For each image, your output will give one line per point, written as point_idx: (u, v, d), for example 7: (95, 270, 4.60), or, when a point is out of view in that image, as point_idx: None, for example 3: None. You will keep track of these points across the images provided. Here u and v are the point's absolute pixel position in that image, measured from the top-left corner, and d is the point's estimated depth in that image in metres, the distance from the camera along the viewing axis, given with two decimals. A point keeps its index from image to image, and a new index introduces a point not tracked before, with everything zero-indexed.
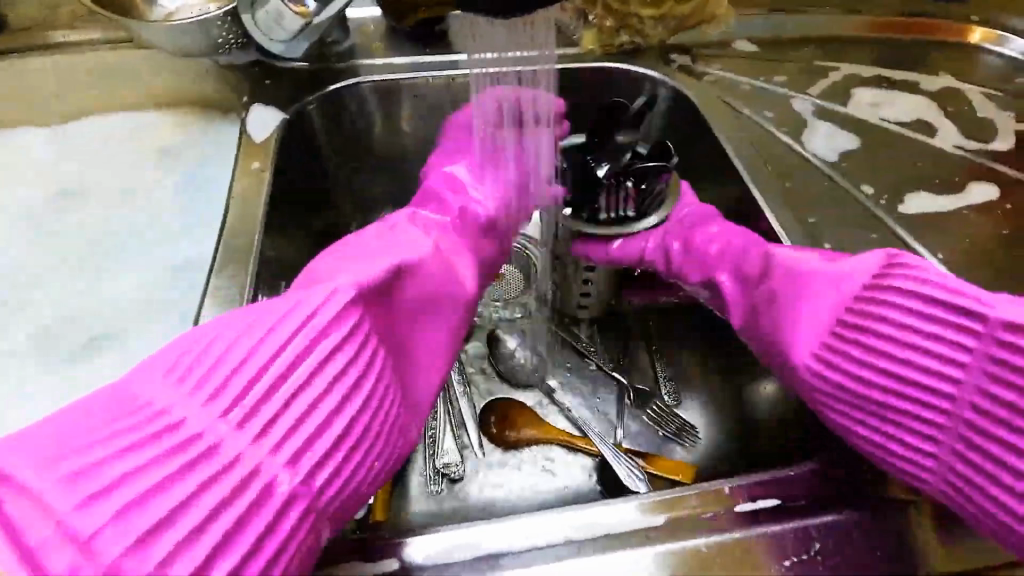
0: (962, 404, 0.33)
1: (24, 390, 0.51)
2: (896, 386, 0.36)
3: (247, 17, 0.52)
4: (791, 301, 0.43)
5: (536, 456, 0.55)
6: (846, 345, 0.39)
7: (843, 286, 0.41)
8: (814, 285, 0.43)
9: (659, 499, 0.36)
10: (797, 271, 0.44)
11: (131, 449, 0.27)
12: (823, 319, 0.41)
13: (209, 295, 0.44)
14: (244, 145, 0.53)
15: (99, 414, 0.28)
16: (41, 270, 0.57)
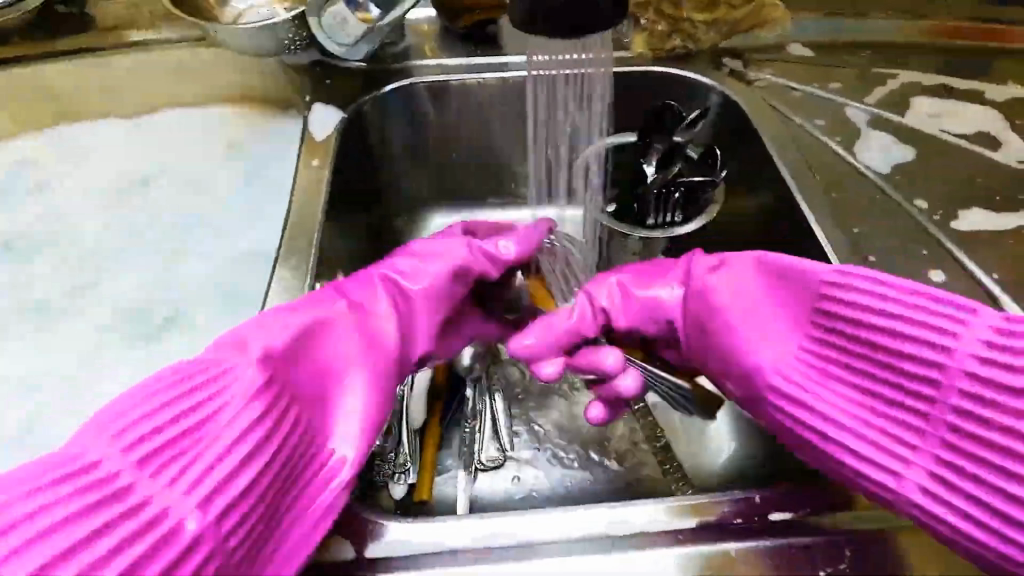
0: (930, 439, 0.32)
1: (96, 360, 0.56)
2: (864, 407, 0.35)
3: (314, 20, 0.55)
4: (716, 296, 0.42)
5: (573, 450, 0.54)
6: (818, 357, 0.38)
7: (784, 286, 0.40)
8: (747, 283, 0.41)
9: (689, 502, 0.37)
10: (745, 267, 0.42)
11: (177, 429, 0.31)
12: (796, 320, 0.39)
13: (272, 284, 0.48)
14: (306, 142, 0.56)
15: (138, 391, 0.32)
16: (118, 251, 0.63)
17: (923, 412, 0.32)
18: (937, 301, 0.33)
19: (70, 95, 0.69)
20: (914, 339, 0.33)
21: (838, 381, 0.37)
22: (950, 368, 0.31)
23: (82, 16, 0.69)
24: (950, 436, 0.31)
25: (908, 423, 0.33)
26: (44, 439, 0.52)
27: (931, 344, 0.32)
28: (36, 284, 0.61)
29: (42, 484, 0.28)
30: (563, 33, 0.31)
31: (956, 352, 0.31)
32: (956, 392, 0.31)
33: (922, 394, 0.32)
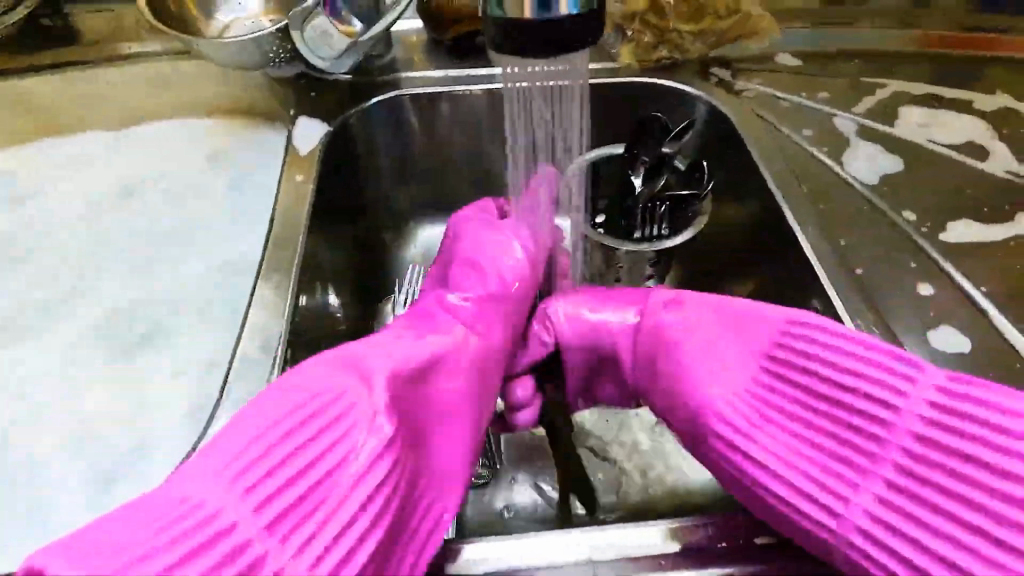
0: (864, 491, 0.33)
1: (75, 375, 0.55)
2: (809, 454, 0.36)
3: (297, 34, 0.54)
4: (667, 334, 0.46)
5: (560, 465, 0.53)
6: (761, 400, 0.39)
7: (743, 329, 0.43)
8: (700, 325, 0.45)
9: (675, 525, 0.37)
10: (705, 310, 0.45)
11: (292, 472, 0.31)
12: (744, 359, 0.41)
13: (253, 301, 0.47)
14: (290, 156, 0.56)
15: (250, 433, 0.32)
16: (100, 264, 0.62)
17: (863, 464, 0.34)
18: (891, 361, 0.35)
19: (52, 106, 0.68)
20: (865, 394, 0.35)
21: (779, 426, 0.37)
22: (896, 425, 0.33)
23: (67, 29, 0.69)
24: (884, 491, 0.32)
25: (845, 474, 0.34)
26: (18, 458, 0.50)
27: (883, 403, 0.34)
28: (16, 298, 0.60)
29: (166, 540, 0.26)
30: (541, 53, 0.30)
31: (903, 412, 0.33)
32: (899, 449, 0.33)
33: (866, 448, 0.34)
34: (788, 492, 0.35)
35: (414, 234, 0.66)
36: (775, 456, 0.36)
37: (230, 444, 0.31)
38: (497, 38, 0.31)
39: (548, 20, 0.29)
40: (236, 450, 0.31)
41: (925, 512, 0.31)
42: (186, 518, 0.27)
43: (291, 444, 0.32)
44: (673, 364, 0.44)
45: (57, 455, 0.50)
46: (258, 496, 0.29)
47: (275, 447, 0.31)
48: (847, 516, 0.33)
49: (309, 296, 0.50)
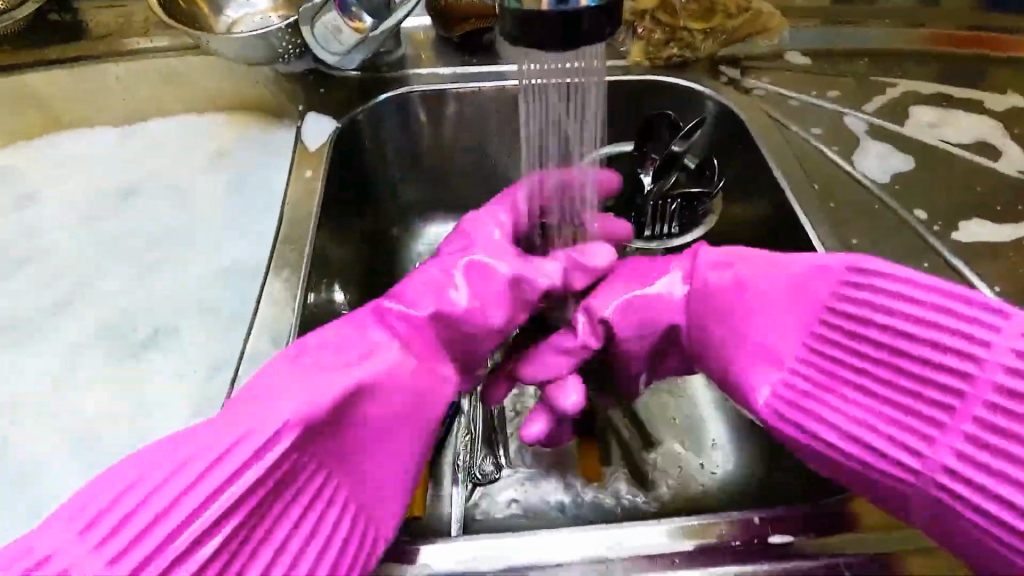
0: (944, 438, 0.31)
1: (79, 374, 0.55)
2: (880, 407, 0.34)
3: (306, 29, 0.54)
4: (714, 284, 0.42)
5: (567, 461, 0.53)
6: (824, 350, 0.36)
7: (801, 284, 0.38)
8: (748, 276, 0.41)
9: (687, 525, 0.36)
10: (753, 258, 0.42)
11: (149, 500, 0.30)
12: (798, 316, 0.38)
13: (261, 298, 0.47)
14: (299, 152, 0.56)
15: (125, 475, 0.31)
16: (105, 262, 0.62)
17: (944, 420, 0.31)
18: (960, 320, 0.32)
19: (56, 100, 0.68)
20: (945, 344, 0.32)
21: (844, 379, 0.35)
22: (979, 379, 0.30)
23: (72, 26, 0.69)
24: (970, 434, 0.30)
25: (920, 428, 0.32)
26: (19, 458, 0.50)
27: (969, 356, 0.31)
28: (20, 298, 0.60)
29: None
30: (557, 47, 0.30)
31: (987, 364, 0.30)
32: (982, 402, 0.30)
33: (947, 404, 0.31)
34: (841, 441, 0.34)
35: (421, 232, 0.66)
36: (837, 407, 0.35)
37: (107, 480, 0.31)
38: (513, 30, 0.30)
39: (565, 13, 0.29)
40: (111, 489, 0.30)
41: (1007, 454, 0.29)
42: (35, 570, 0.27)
43: (172, 482, 0.30)
44: (721, 314, 0.41)
45: (57, 455, 0.50)
46: (112, 547, 0.28)
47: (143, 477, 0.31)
48: (925, 468, 0.32)
49: (316, 293, 0.50)
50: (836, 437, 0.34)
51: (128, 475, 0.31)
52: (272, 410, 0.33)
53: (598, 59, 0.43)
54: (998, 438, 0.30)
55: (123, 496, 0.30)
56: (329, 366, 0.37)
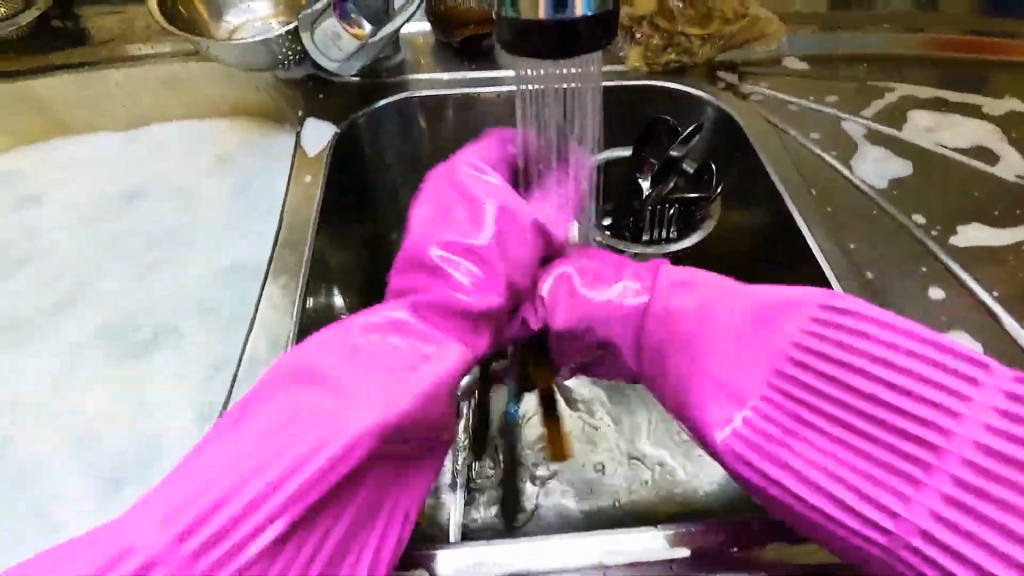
0: (917, 500, 0.31)
1: (79, 374, 0.55)
2: (848, 457, 0.33)
3: (306, 35, 0.54)
4: (676, 309, 0.43)
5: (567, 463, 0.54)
6: (794, 390, 0.36)
7: (773, 320, 0.39)
8: (714, 307, 0.42)
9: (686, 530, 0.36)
10: (721, 289, 0.43)
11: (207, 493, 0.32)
12: (765, 351, 0.38)
13: (262, 301, 0.47)
14: (299, 157, 0.56)
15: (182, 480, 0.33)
16: (105, 263, 0.62)
17: (918, 476, 0.31)
18: (932, 372, 0.33)
19: (57, 104, 0.68)
20: (918, 394, 0.33)
21: (812, 424, 0.35)
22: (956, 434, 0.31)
23: (76, 30, 0.69)
24: (950, 490, 0.30)
25: (889, 482, 0.32)
26: (20, 458, 0.50)
27: (938, 407, 0.32)
28: (20, 297, 0.61)
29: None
30: (553, 57, 0.30)
31: (963, 419, 0.31)
32: (956, 458, 0.31)
33: (921, 457, 0.31)
34: (807, 490, 0.33)
35: None
36: (807, 456, 0.34)
37: (195, 480, 0.33)
38: (509, 38, 0.31)
39: (562, 22, 0.29)
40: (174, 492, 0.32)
41: (989, 514, 0.29)
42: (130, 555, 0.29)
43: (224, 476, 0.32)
44: (688, 342, 0.41)
45: (57, 455, 0.50)
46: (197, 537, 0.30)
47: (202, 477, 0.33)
48: (898, 532, 0.31)
49: (316, 298, 0.50)
50: (797, 485, 0.33)
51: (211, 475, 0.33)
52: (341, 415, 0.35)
53: (596, 63, 0.44)
54: (977, 494, 0.29)
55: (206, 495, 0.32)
56: (379, 363, 0.39)
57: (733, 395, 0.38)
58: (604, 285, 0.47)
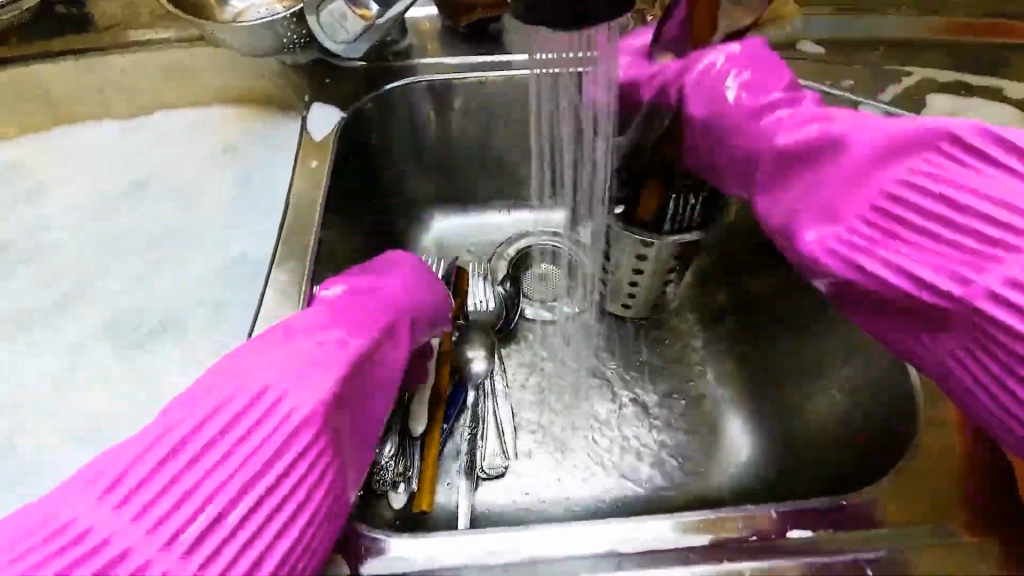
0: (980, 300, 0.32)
1: (79, 373, 0.56)
2: (913, 258, 0.35)
3: (312, 17, 0.52)
4: (800, 143, 0.41)
5: (574, 449, 0.57)
6: (888, 204, 0.37)
7: (898, 135, 0.37)
8: (839, 117, 0.41)
9: (700, 519, 0.36)
10: (849, 117, 0.40)
11: (156, 473, 0.32)
12: (876, 146, 0.37)
13: (267, 288, 0.47)
14: (306, 143, 0.55)
15: (130, 454, 0.33)
16: (107, 260, 0.62)
17: (954, 291, 0.33)
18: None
19: (61, 93, 0.67)
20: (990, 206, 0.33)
21: (901, 226, 0.36)
22: (1007, 258, 0.32)
23: (76, 18, 0.67)
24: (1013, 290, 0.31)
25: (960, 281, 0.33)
26: (19, 459, 0.52)
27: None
28: (20, 297, 0.60)
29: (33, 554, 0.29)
30: (565, 25, 0.29)
31: None
32: (999, 278, 0.32)
33: (965, 275, 0.33)
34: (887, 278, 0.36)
35: (428, 224, 0.69)
36: (890, 258, 0.36)
37: (105, 459, 0.33)
38: (521, 9, 0.30)
39: None
40: (119, 462, 0.33)
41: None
42: (59, 536, 0.30)
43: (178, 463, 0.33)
44: (803, 174, 0.41)
45: (59, 455, 0.52)
46: (132, 508, 0.31)
47: (153, 451, 0.33)
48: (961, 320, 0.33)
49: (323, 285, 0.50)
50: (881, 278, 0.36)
51: (120, 461, 0.33)
52: (263, 409, 0.36)
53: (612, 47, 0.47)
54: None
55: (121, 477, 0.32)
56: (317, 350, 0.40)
57: (833, 172, 0.39)
58: (750, 103, 0.44)
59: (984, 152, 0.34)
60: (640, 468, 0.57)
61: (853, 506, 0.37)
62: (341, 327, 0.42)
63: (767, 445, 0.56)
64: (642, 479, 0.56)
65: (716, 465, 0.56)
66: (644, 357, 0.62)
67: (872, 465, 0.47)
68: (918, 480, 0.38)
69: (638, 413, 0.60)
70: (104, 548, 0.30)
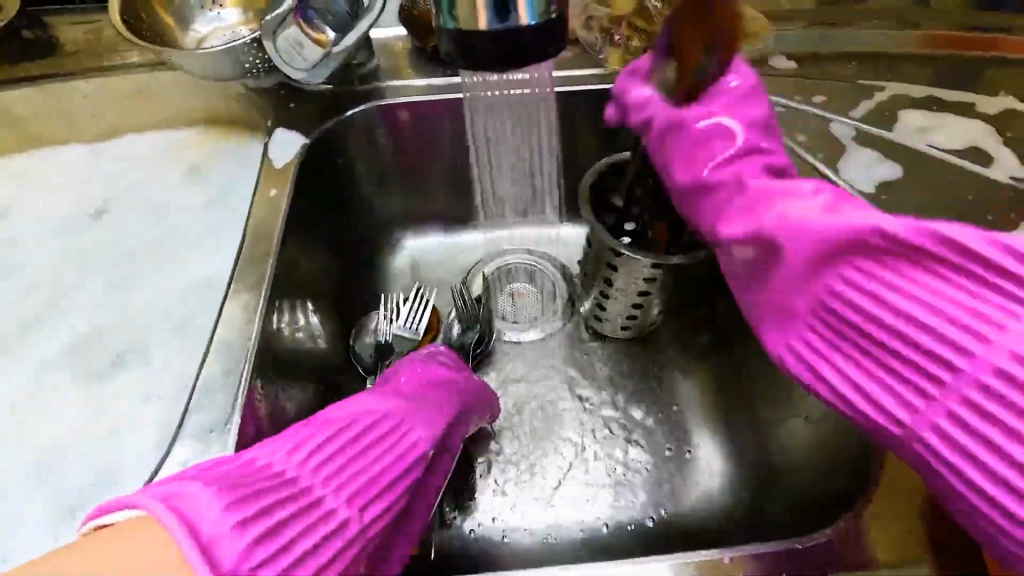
0: (936, 410, 0.30)
1: (48, 393, 0.54)
2: (873, 364, 0.32)
3: (269, 44, 0.50)
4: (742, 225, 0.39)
5: (546, 471, 0.56)
6: (833, 308, 0.34)
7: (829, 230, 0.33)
8: (772, 191, 0.38)
9: (671, 564, 0.37)
10: (793, 195, 0.37)
11: (330, 460, 0.36)
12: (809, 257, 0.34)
13: (220, 322, 0.46)
14: (266, 170, 0.54)
15: (303, 440, 0.37)
16: (70, 285, 0.60)
17: (930, 392, 0.30)
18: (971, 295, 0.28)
19: (27, 119, 0.66)
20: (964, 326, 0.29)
21: (854, 337, 0.33)
22: (996, 343, 0.27)
23: (42, 42, 0.66)
24: (959, 408, 0.29)
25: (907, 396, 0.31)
26: (16, 463, 0.50)
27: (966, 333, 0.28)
28: (13, 303, 0.59)
29: (251, 486, 0.32)
30: (495, 68, 0.28)
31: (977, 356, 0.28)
32: (971, 382, 0.28)
33: (926, 387, 0.30)
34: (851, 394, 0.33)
35: (397, 245, 0.68)
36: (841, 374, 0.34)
37: (290, 440, 0.37)
38: (452, 50, 0.28)
39: (506, 33, 0.27)
40: (300, 445, 0.37)
41: (991, 431, 0.27)
42: (271, 483, 0.33)
43: (343, 457, 0.37)
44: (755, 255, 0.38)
45: (11, 488, 0.49)
46: (325, 479, 0.35)
47: (329, 440, 0.38)
48: (925, 413, 0.30)
49: (280, 317, 0.49)
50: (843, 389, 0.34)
51: (299, 446, 0.36)
52: (399, 438, 0.41)
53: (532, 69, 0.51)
54: (982, 414, 0.28)
55: (306, 457, 0.36)
56: (434, 403, 0.47)
57: (777, 276, 0.36)
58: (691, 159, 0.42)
59: (941, 259, 0.29)
60: (617, 487, 0.56)
61: (815, 545, 0.38)
62: (448, 401, 0.48)
63: (741, 469, 0.56)
64: (621, 497, 0.55)
65: (695, 487, 0.56)
66: (608, 375, 0.62)
67: (851, 489, 0.45)
68: (888, 521, 0.39)
69: (613, 429, 0.59)
70: (300, 500, 0.33)
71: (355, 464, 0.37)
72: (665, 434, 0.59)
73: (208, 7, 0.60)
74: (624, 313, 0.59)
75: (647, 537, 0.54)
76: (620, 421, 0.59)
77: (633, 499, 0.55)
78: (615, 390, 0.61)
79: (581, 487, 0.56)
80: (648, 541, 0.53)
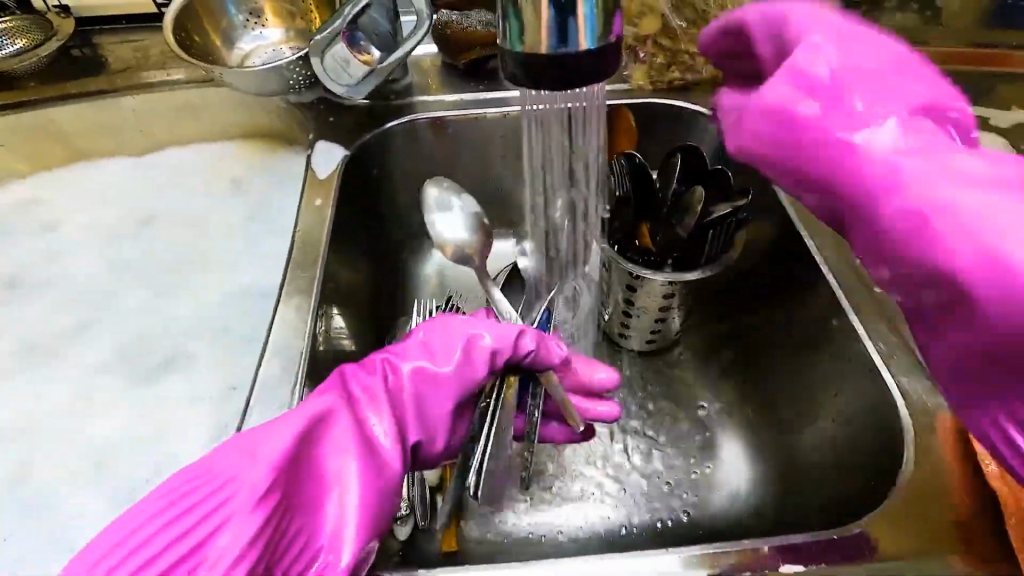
0: None
1: (99, 393, 0.56)
2: None
3: (316, 61, 0.53)
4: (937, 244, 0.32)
5: (574, 471, 0.58)
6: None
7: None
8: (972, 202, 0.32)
9: (706, 554, 0.39)
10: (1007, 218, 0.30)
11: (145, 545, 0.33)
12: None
13: (274, 324, 0.48)
14: (309, 180, 0.57)
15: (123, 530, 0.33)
16: (117, 291, 0.63)
17: None
18: None
19: (74, 133, 0.69)
20: None
21: None
22: None
23: (91, 61, 0.70)
24: None
25: None
26: (69, 459, 0.52)
27: None
28: (65, 309, 0.62)
29: None
30: (552, 86, 0.30)
31: None
32: None
33: None
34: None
35: (429, 252, 0.69)
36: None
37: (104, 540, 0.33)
38: (513, 72, 0.31)
39: (562, 55, 0.29)
40: (116, 532, 0.33)
41: None
42: None
43: (159, 538, 0.33)
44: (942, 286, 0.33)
45: (65, 484, 0.51)
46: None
47: (143, 525, 0.33)
48: None
49: (328, 321, 0.51)
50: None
51: (132, 515, 0.34)
52: (234, 486, 0.34)
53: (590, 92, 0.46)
54: None
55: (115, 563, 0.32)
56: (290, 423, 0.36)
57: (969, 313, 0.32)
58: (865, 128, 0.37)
59: None
60: (643, 488, 0.57)
61: (859, 534, 0.39)
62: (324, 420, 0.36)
63: (768, 470, 0.57)
64: (645, 499, 0.57)
65: (721, 487, 0.57)
66: (633, 378, 0.64)
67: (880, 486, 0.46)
68: (918, 522, 0.40)
69: (639, 430, 0.61)
70: None
71: (177, 546, 0.33)
72: (686, 433, 0.61)
73: (250, 26, 0.64)
74: (649, 329, 0.61)
75: (679, 534, 0.55)
76: (643, 421, 0.61)
77: (659, 501, 0.57)
78: (641, 393, 0.63)
79: (610, 487, 0.57)
80: (683, 536, 0.55)
